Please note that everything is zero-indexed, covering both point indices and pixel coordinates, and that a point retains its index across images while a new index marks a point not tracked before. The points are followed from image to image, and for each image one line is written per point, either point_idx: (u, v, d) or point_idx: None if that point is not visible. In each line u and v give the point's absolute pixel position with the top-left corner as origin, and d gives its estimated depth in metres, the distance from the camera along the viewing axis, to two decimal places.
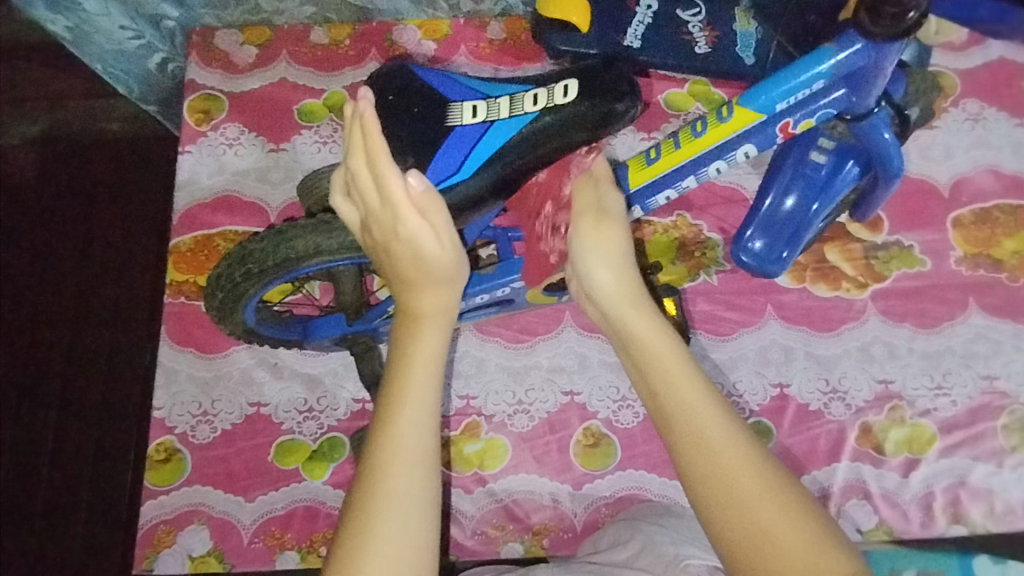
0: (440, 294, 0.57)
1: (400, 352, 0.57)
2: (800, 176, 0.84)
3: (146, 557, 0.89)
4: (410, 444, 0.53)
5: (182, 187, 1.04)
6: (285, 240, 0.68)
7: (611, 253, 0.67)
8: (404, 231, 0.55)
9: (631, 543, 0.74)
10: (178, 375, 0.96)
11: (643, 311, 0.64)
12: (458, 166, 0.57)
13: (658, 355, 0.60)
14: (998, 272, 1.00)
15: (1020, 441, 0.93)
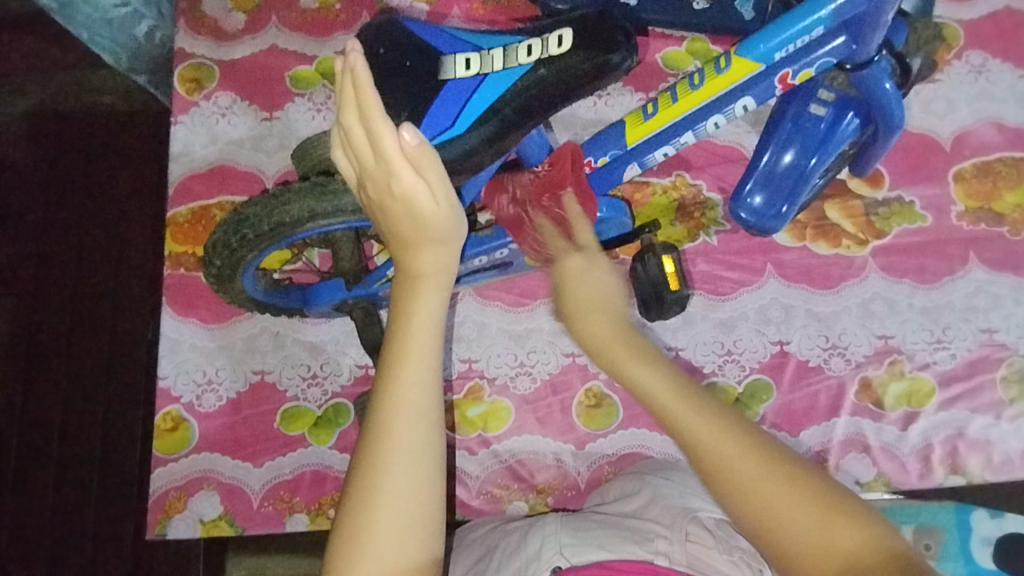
0: (437, 252, 0.56)
1: (401, 312, 0.56)
2: (800, 129, 0.82)
3: (159, 521, 0.91)
4: (412, 407, 0.53)
5: (176, 158, 1.03)
6: (280, 204, 0.68)
7: (602, 298, 0.59)
8: (398, 187, 0.54)
9: (640, 495, 0.75)
10: (181, 346, 0.97)
11: (644, 356, 0.54)
12: (452, 120, 0.56)
13: (686, 418, 0.50)
14: (1000, 225, 1.00)
15: (1018, 393, 0.93)
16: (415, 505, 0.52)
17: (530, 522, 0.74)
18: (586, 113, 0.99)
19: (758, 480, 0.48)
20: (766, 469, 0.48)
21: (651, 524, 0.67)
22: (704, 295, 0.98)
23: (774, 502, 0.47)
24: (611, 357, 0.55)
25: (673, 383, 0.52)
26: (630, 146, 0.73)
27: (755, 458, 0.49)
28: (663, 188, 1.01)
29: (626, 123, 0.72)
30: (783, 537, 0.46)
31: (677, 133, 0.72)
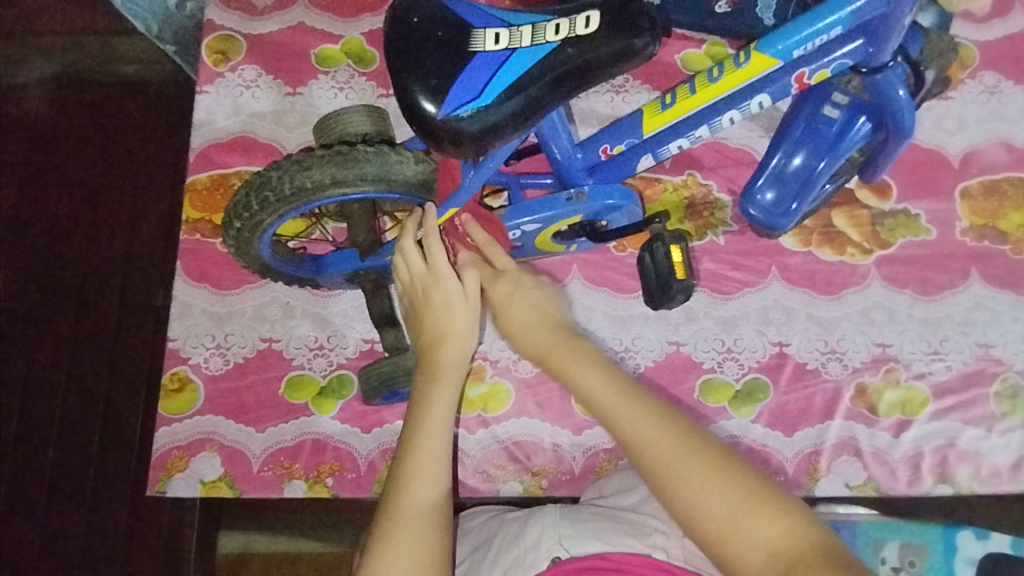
0: (461, 349, 0.73)
1: (423, 396, 0.70)
2: (813, 131, 0.84)
3: (160, 479, 0.93)
4: (428, 472, 0.65)
5: (199, 126, 1.05)
6: (302, 169, 0.71)
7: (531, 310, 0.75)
8: (442, 295, 0.74)
9: (639, 488, 0.75)
10: (192, 309, 0.98)
11: (582, 358, 0.69)
12: (479, 91, 0.58)
13: (608, 400, 0.64)
14: (1003, 243, 1.01)
15: (1010, 408, 0.95)
16: (422, 555, 0.60)
17: (530, 511, 0.72)
18: (603, 108, 1.01)
19: (701, 468, 0.58)
20: (704, 466, 0.58)
21: (649, 517, 0.69)
22: (708, 293, 0.99)
23: (698, 494, 0.57)
24: (555, 361, 0.71)
25: (613, 380, 0.66)
26: (647, 135, 0.75)
27: (675, 437, 0.60)
28: (673, 186, 1.03)
29: (644, 113, 0.74)
30: (698, 515, 0.57)
31: (692, 126, 0.75)
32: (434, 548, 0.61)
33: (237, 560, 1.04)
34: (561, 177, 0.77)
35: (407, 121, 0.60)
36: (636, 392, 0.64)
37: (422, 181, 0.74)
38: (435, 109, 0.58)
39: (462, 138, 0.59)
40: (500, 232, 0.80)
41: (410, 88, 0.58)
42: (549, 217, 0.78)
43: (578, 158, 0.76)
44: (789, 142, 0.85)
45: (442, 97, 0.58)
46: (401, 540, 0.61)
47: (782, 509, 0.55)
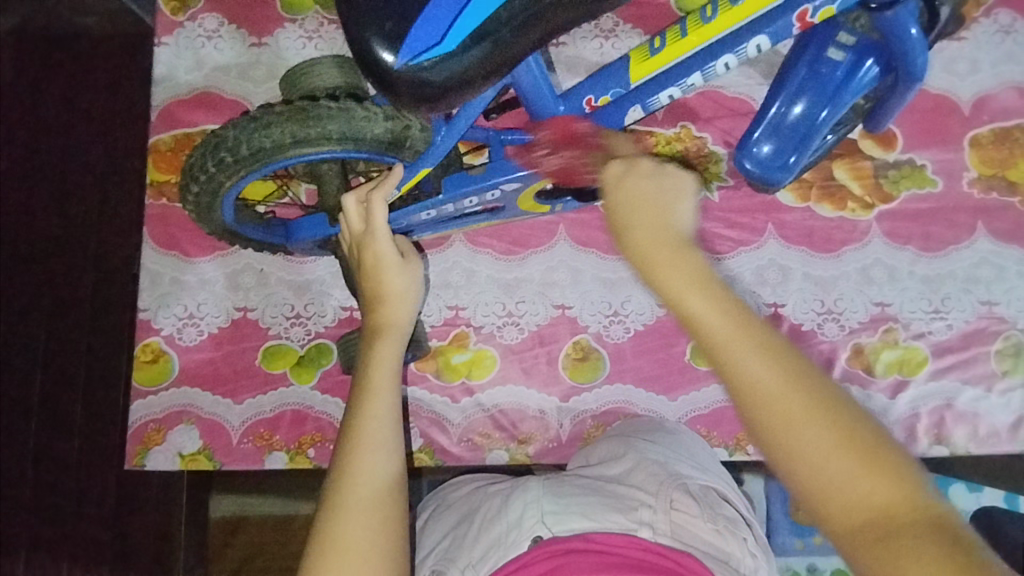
0: (405, 310, 0.71)
1: (366, 360, 0.68)
2: (814, 75, 0.76)
3: (137, 453, 0.90)
4: (376, 434, 0.62)
5: (159, 82, 0.98)
6: (260, 127, 0.65)
7: (652, 207, 0.57)
8: (379, 255, 0.72)
9: (625, 459, 0.72)
10: (162, 278, 0.94)
11: (701, 280, 0.51)
12: (442, 37, 0.52)
13: (718, 329, 0.49)
14: (1011, 195, 0.96)
15: (1012, 366, 0.92)
16: (376, 504, 0.58)
17: (511, 486, 0.70)
18: (592, 57, 0.94)
19: (829, 427, 0.45)
20: (818, 411, 0.46)
21: (636, 491, 0.66)
22: (700, 253, 0.95)
23: (831, 474, 0.45)
24: (646, 260, 0.54)
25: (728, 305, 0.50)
26: (633, 85, 0.69)
27: (809, 385, 0.46)
28: (666, 139, 0.97)
29: (631, 59, 0.68)
30: (827, 482, 0.45)
31: (683, 75, 0.68)
32: (390, 493, 0.59)
33: (233, 524, 1.01)
34: (545, 132, 0.71)
35: (363, 72, 0.53)
36: (763, 335, 0.48)
37: (394, 139, 0.66)
38: (394, 59, 0.52)
39: (423, 91, 0.53)
40: (478, 191, 0.74)
41: (365, 34, 0.52)
42: (532, 174, 0.72)
43: (562, 111, 0.69)
44: (789, 88, 0.76)
45: (401, 43, 0.52)
46: (357, 491, 0.58)
47: (884, 458, 0.45)
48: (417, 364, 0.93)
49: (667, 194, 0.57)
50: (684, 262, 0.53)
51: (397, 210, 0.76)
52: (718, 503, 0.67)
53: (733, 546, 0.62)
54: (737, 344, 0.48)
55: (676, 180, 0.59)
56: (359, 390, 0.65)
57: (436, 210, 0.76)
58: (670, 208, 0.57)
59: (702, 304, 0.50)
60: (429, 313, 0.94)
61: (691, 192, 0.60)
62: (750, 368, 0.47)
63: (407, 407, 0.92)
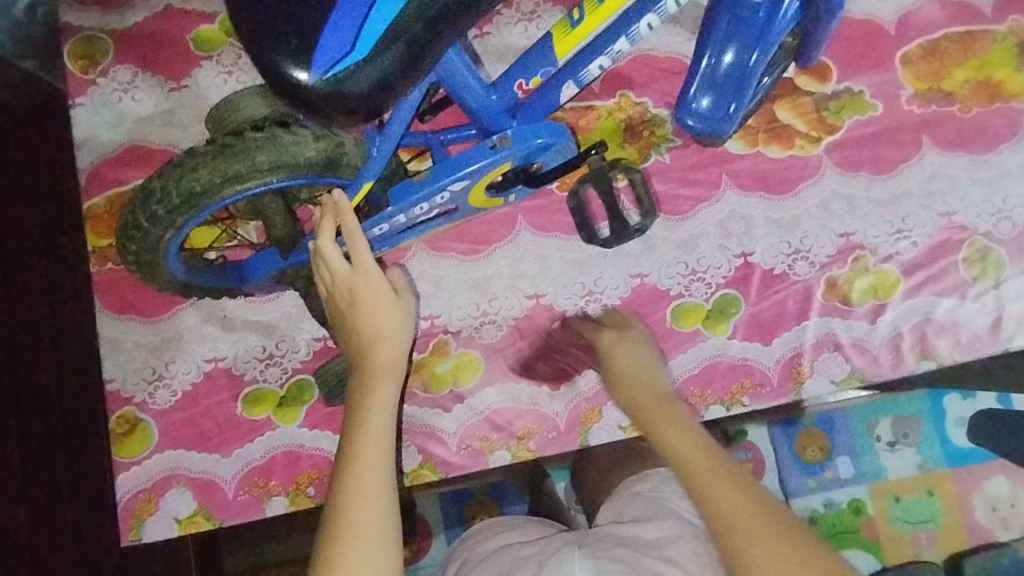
0: (397, 347, 0.72)
1: (362, 405, 0.68)
2: (737, 20, 0.75)
3: (132, 527, 0.87)
4: (372, 481, 0.62)
5: (82, 145, 0.95)
6: (186, 172, 0.62)
7: (637, 373, 0.84)
8: (373, 292, 0.72)
9: (665, 520, 0.72)
10: (125, 344, 0.91)
11: (675, 419, 0.76)
12: (351, 46, 0.50)
13: (675, 438, 0.72)
14: (950, 105, 0.98)
15: (981, 271, 0.93)
16: (376, 551, 0.59)
17: (545, 550, 0.70)
18: (518, 41, 0.93)
19: (765, 538, 0.61)
20: (735, 497, 0.64)
21: (674, 571, 0.67)
22: (662, 217, 0.95)
23: (742, 531, 0.62)
24: (638, 409, 0.80)
25: (704, 442, 0.71)
26: (560, 61, 0.68)
27: (758, 504, 0.64)
28: (607, 110, 0.97)
29: (553, 36, 0.67)
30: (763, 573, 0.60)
31: (609, 41, 0.67)
32: (388, 540, 0.60)
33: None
34: (481, 124, 0.69)
35: (280, 96, 0.51)
36: (726, 465, 0.68)
37: (329, 159, 0.64)
38: (307, 76, 0.49)
39: (342, 104, 0.51)
40: (428, 198, 0.71)
41: (274, 56, 0.50)
42: (476, 170, 0.70)
43: (494, 101, 0.68)
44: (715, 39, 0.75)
45: (309, 59, 0.49)
46: (357, 537, 0.59)
47: (795, 540, 0.61)
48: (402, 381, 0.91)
49: (645, 368, 0.84)
50: (673, 411, 0.77)
51: None
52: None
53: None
54: (679, 436, 0.72)
55: (634, 350, 0.87)
56: (356, 426, 0.66)
57: (389, 223, 0.72)
58: (651, 382, 0.83)
59: (677, 434, 0.73)
60: None
61: (644, 351, 0.86)
62: (685, 442, 0.71)
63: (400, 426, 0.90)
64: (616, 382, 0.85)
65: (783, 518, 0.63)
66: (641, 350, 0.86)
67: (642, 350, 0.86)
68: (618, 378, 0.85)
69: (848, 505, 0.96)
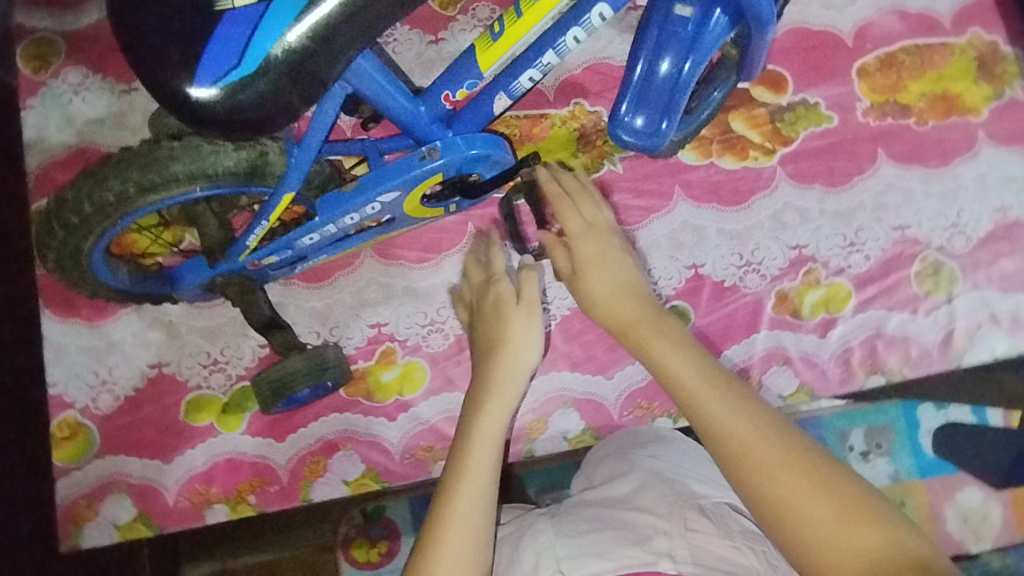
0: (526, 354, 0.76)
1: (468, 430, 0.70)
2: (667, 34, 0.74)
3: (70, 533, 0.87)
4: (474, 495, 0.66)
5: (30, 146, 0.94)
6: (97, 183, 0.63)
7: (604, 266, 0.74)
8: (511, 308, 0.77)
9: (630, 476, 0.71)
10: (68, 349, 0.90)
11: (677, 342, 0.66)
12: (237, 61, 0.51)
13: (687, 377, 0.62)
14: (906, 118, 0.97)
15: (932, 286, 0.93)
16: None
17: (521, 526, 0.70)
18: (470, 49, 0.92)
19: (772, 463, 0.55)
20: (786, 465, 0.55)
21: (645, 515, 0.65)
22: None
23: (781, 490, 0.54)
24: (635, 337, 0.69)
25: (704, 364, 0.63)
26: (485, 74, 0.68)
27: (768, 428, 0.57)
28: (561, 119, 0.95)
29: (476, 49, 0.67)
30: (784, 501, 0.54)
31: (534, 55, 0.68)
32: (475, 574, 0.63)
33: None
34: (411, 136, 0.70)
35: (171, 108, 0.53)
36: (725, 383, 0.61)
37: (251, 168, 0.64)
38: (193, 88, 0.51)
39: (233, 117, 0.53)
40: (357, 208, 0.72)
41: (162, 73, 0.51)
42: (404, 182, 0.71)
43: (423, 112, 0.68)
44: (647, 53, 0.74)
45: (195, 71, 0.51)
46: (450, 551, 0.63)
47: (838, 491, 0.53)
48: (346, 390, 0.90)
49: (613, 254, 0.75)
50: (667, 337, 0.67)
51: (281, 238, 0.73)
52: (733, 519, 0.65)
53: (751, 558, 0.60)
54: (684, 365, 0.63)
55: (616, 260, 0.75)
56: (461, 449, 0.69)
57: (319, 233, 0.74)
58: (632, 296, 0.72)
59: (675, 358, 0.64)
60: (350, 336, 0.91)
61: (625, 265, 0.75)
62: (716, 411, 0.59)
63: (344, 434, 0.89)
64: (586, 291, 0.74)
65: (780, 429, 0.57)
66: (623, 259, 0.75)
67: (603, 228, 0.77)
68: (589, 289, 0.74)
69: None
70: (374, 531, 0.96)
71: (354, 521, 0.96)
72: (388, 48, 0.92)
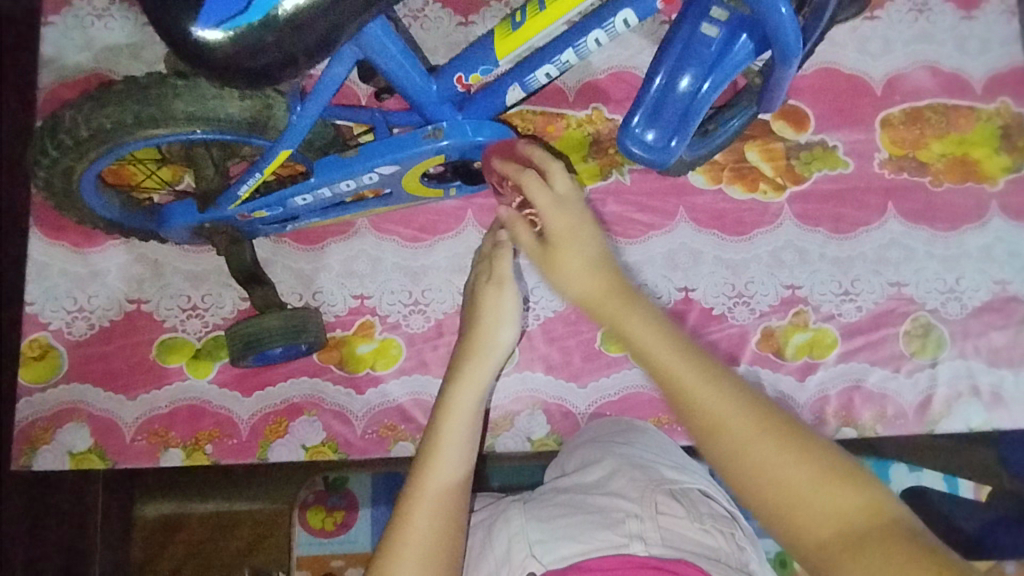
0: (506, 337, 0.75)
1: (443, 407, 0.71)
2: (690, 51, 0.73)
3: (24, 453, 0.87)
4: (444, 479, 0.66)
5: (45, 63, 0.93)
6: (98, 107, 0.65)
7: (577, 234, 0.64)
8: (487, 289, 0.76)
9: (603, 464, 0.70)
10: (50, 270, 0.90)
11: (639, 308, 0.59)
12: (244, 7, 0.51)
13: (654, 347, 0.55)
14: (922, 176, 0.96)
15: (919, 347, 0.92)
16: (441, 514, 0.64)
17: (493, 512, 0.69)
18: None
19: (769, 448, 0.50)
20: (786, 440, 0.50)
21: (618, 500, 0.64)
22: (611, 237, 0.93)
23: (769, 469, 0.50)
24: (603, 315, 0.60)
25: (664, 333, 0.56)
26: (501, 61, 0.68)
27: (769, 419, 0.51)
28: (577, 121, 0.94)
29: (494, 35, 0.68)
30: (788, 500, 0.49)
31: (554, 51, 0.69)
32: (441, 559, 0.63)
33: (173, 523, 0.98)
34: (419, 112, 0.70)
35: (173, 44, 0.52)
36: (695, 353, 0.55)
37: (252, 118, 0.66)
38: (197, 26, 0.51)
39: (235, 63, 0.52)
40: (354, 176, 0.72)
41: (171, 10, 0.51)
42: (405, 158, 0.71)
43: (434, 91, 0.68)
44: (667, 67, 0.73)
45: (200, 10, 0.51)
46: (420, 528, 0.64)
47: (830, 467, 0.49)
48: (319, 356, 0.90)
49: (585, 233, 0.64)
50: (634, 312, 0.58)
51: (275, 193, 0.73)
52: (701, 499, 0.66)
53: (718, 540, 0.62)
54: (657, 343, 0.56)
55: (588, 240, 0.64)
56: (434, 421, 0.70)
57: (313, 194, 0.74)
58: (599, 268, 0.62)
59: (638, 326, 0.57)
60: (332, 303, 0.90)
61: (594, 245, 0.64)
62: (701, 395, 0.52)
63: (310, 399, 0.89)
64: (554, 275, 0.64)
65: (766, 404, 0.52)
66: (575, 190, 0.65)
67: (575, 203, 0.65)
68: (558, 274, 0.64)
69: (776, 556, 0.84)
70: (333, 500, 0.90)
71: (315, 487, 0.91)
72: (416, 23, 0.90)
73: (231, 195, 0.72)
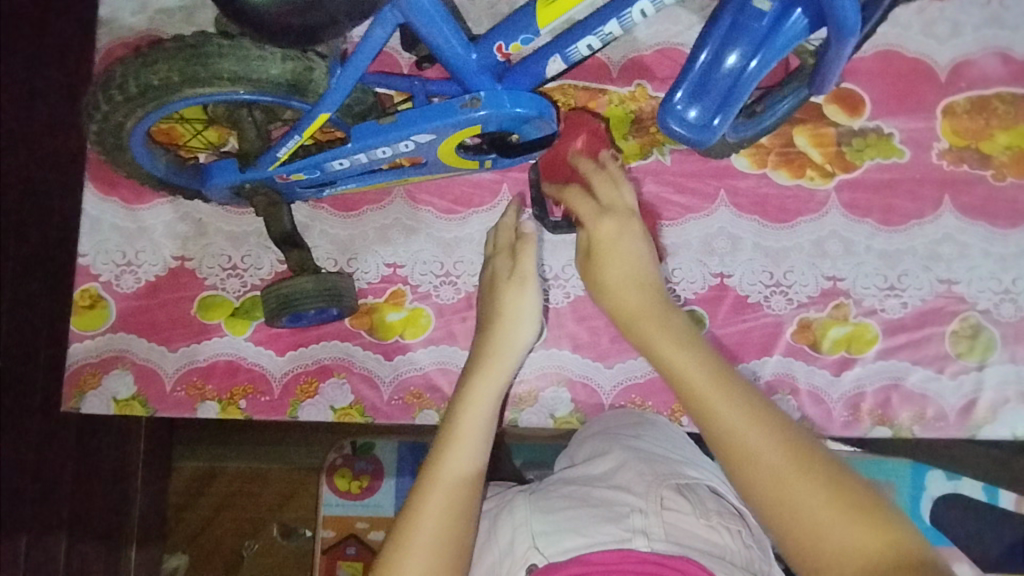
0: (524, 332, 0.78)
1: (465, 393, 0.71)
2: (739, 26, 0.70)
3: (73, 396, 0.91)
4: (466, 450, 0.67)
5: (102, 24, 0.95)
6: (147, 65, 0.66)
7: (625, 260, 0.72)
8: (514, 291, 0.79)
9: (610, 456, 0.70)
10: (102, 224, 0.93)
11: (685, 344, 0.63)
12: None
13: (691, 374, 0.60)
14: (984, 168, 0.91)
15: (967, 349, 0.88)
16: (452, 513, 0.63)
17: (499, 503, 0.69)
18: None
19: (803, 494, 0.53)
20: (811, 485, 0.53)
21: (623, 494, 0.64)
22: (647, 218, 0.91)
23: (806, 511, 0.52)
24: (642, 331, 0.67)
25: (711, 370, 0.60)
26: (542, 29, 0.67)
27: (808, 467, 0.53)
28: (619, 98, 0.92)
29: (537, 3, 0.67)
30: (817, 536, 0.51)
31: (598, 21, 0.68)
32: (456, 530, 0.62)
33: (209, 473, 1.05)
34: (458, 80, 0.69)
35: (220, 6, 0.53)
36: (731, 381, 0.59)
37: (293, 81, 0.67)
38: None
39: (275, 19, 0.53)
40: (390, 142, 0.72)
41: None
42: (443, 126, 0.71)
43: (474, 59, 0.68)
44: (713, 44, 0.71)
45: None
46: (437, 497, 0.63)
47: (866, 510, 0.52)
48: (350, 321, 0.92)
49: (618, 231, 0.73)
50: (673, 338, 0.64)
51: (311, 158, 0.75)
52: (710, 497, 0.65)
53: (726, 539, 0.61)
54: (734, 409, 0.57)
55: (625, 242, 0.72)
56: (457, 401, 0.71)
57: (349, 160, 0.75)
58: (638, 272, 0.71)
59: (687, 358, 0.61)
60: (366, 270, 0.92)
61: (637, 248, 0.72)
62: (737, 424, 0.56)
63: (339, 362, 0.91)
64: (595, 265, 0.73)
65: (804, 447, 0.55)
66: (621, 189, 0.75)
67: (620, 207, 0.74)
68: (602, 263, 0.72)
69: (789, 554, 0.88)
70: (359, 465, 0.95)
71: (342, 450, 0.96)
72: None
73: (271, 155, 0.74)
